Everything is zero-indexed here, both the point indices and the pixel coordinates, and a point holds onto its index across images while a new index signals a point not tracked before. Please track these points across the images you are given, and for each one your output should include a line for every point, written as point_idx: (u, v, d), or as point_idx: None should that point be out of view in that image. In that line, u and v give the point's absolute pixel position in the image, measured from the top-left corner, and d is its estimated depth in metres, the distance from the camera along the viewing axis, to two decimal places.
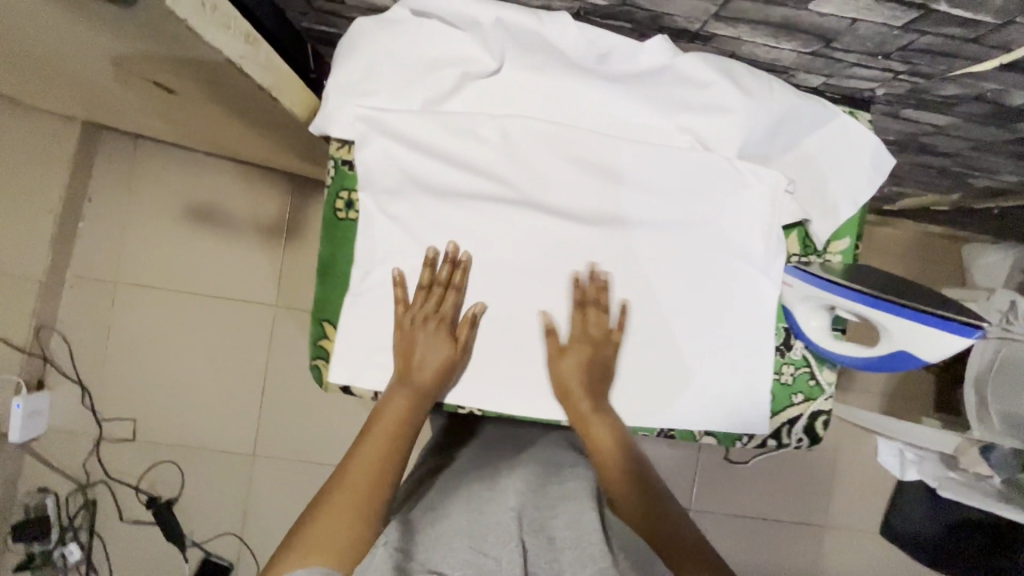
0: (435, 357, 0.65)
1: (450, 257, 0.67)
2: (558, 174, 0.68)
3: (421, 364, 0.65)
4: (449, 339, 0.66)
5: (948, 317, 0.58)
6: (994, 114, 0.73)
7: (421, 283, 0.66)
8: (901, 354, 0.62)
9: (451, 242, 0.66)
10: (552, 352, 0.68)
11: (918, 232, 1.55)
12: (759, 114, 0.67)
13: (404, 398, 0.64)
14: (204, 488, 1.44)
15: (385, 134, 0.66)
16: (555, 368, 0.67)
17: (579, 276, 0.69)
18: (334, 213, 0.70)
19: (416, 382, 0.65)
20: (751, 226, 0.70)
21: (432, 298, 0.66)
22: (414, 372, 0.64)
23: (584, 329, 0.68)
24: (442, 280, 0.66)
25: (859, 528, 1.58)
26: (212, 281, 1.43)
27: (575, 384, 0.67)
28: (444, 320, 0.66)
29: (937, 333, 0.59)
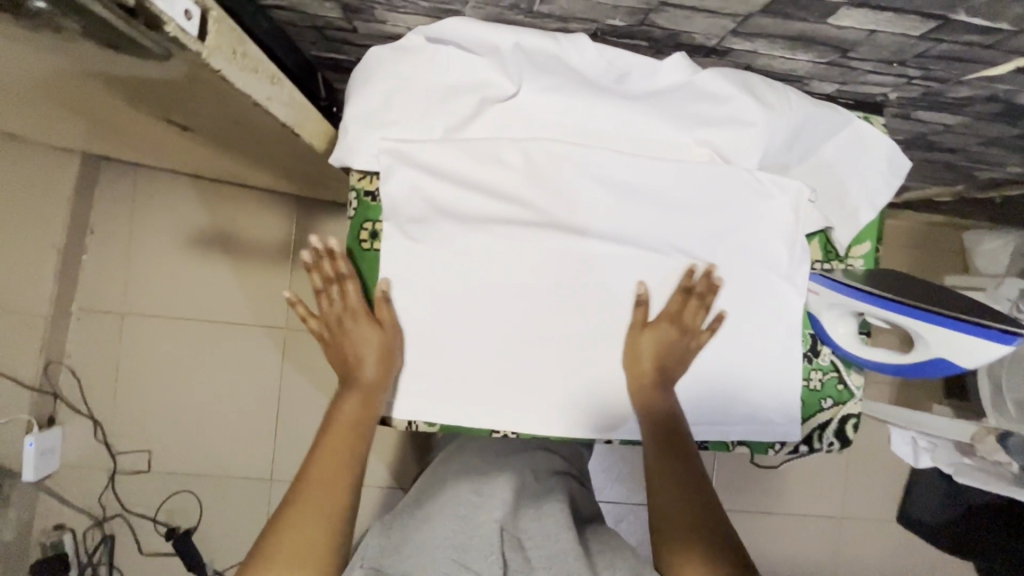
0: (368, 348, 0.66)
1: (328, 251, 0.67)
2: (581, 194, 0.68)
3: (354, 357, 0.66)
4: (368, 325, 0.66)
5: (987, 325, 0.59)
6: (1004, 113, 0.74)
7: (321, 284, 0.68)
8: (937, 361, 0.63)
9: (329, 240, 0.67)
10: (637, 323, 0.68)
11: (918, 222, 1.57)
12: (779, 125, 0.67)
13: (349, 396, 0.65)
14: (223, 516, 1.43)
15: (407, 163, 0.66)
16: (637, 339, 0.68)
17: (681, 269, 0.69)
18: (358, 244, 0.70)
19: (358, 377, 0.65)
20: (774, 236, 0.70)
21: (331, 294, 0.67)
22: (352, 367, 0.65)
23: (679, 312, 0.68)
24: (332, 276, 0.67)
25: (876, 517, 1.60)
26: (220, 308, 1.42)
27: (649, 360, 0.67)
28: (358, 311, 0.67)
29: (976, 341, 0.60)
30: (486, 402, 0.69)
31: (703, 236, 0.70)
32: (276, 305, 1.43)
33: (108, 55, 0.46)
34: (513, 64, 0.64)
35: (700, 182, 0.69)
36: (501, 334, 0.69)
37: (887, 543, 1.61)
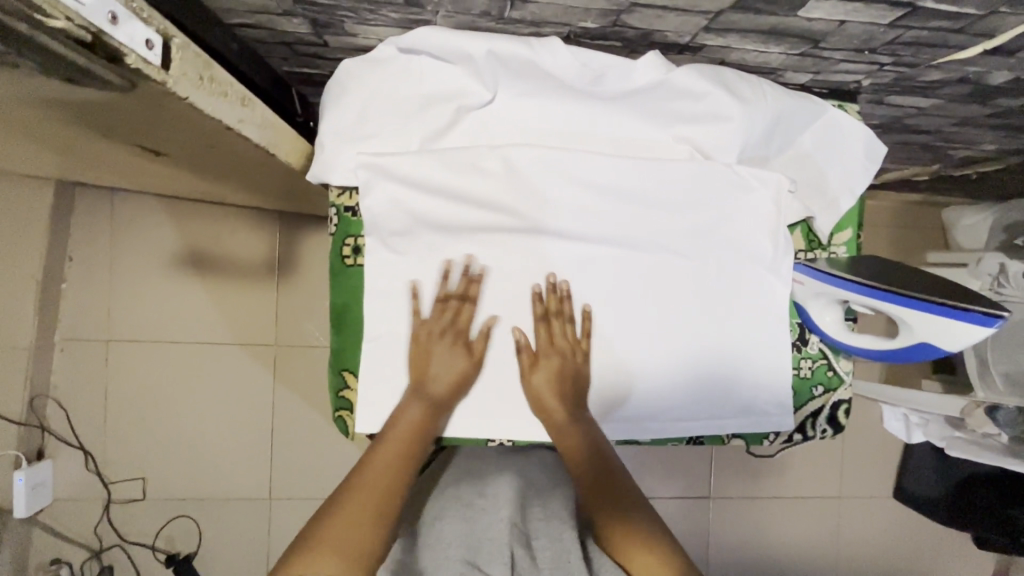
0: (456, 369, 0.66)
1: (551, 287, 0.68)
2: (564, 199, 0.67)
3: (435, 377, 0.65)
4: (464, 352, 0.67)
5: (967, 308, 0.60)
6: (976, 93, 0.75)
7: (438, 298, 0.67)
8: (922, 345, 0.64)
9: (467, 256, 0.67)
10: (524, 365, 0.68)
11: (898, 201, 1.59)
12: (756, 118, 0.67)
13: (419, 409, 0.64)
14: (223, 538, 1.41)
15: (386, 177, 0.65)
16: (531, 386, 0.67)
17: (541, 286, 0.68)
18: (341, 261, 0.69)
19: (433, 395, 0.65)
20: (757, 229, 0.71)
21: (449, 310, 0.66)
22: (429, 383, 0.65)
23: (550, 340, 0.68)
24: (546, 311, 0.68)
25: (873, 494, 1.63)
26: (208, 328, 1.40)
27: (547, 397, 0.67)
28: (462, 335, 0.67)
29: (958, 324, 0.60)
30: (480, 412, 0.69)
31: (688, 233, 0.70)
32: (265, 323, 1.41)
33: (71, 87, 0.45)
34: (488, 72, 0.64)
35: (682, 179, 0.69)
36: (492, 343, 0.68)
37: (885, 519, 1.63)
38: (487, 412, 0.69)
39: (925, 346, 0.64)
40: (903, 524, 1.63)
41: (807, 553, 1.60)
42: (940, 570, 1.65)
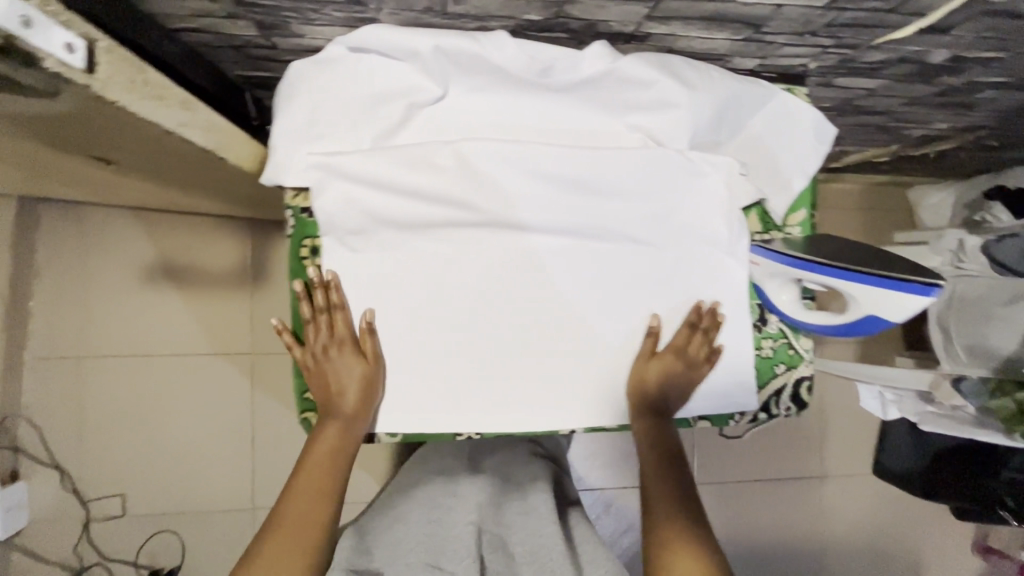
0: (350, 379, 0.66)
1: (321, 281, 0.67)
2: (519, 191, 0.68)
3: (339, 389, 0.67)
4: (357, 358, 0.67)
5: (905, 280, 0.62)
6: (919, 73, 0.77)
7: (312, 314, 0.68)
8: (867, 318, 0.66)
9: (329, 270, 0.67)
10: (646, 352, 0.70)
11: (865, 183, 1.62)
12: (704, 103, 0.68)
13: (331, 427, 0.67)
14: (207, 551, 1.40)
15: (339, 176, 0.65)
16: (644, 366, 0.70)
17: (688, 304, 0.72)
18: (300, 262, 0.68)
19: (341, 408, 0.67)
20: (712, 212, 0.72)
21: (325, 326, 0.67)
22: (336, 398, 0.67)
23: (684, 346, 0.71)
24: (323, 305, 0.67)
25: (853, 472, 1.66)
26: (182, 340, 1.38)
27: (655, 387, 0.70)
28: (344, 343, 0.67)
29: (898, 295, 0.62)
30: (446, 407, 0.69)
31: (645, 220, 0.71)
32: (240, 332, 1.40)
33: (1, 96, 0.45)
34: (437, 68, 0.64)
35: (636, 166, 0.69)
36: (455, 337, 0.69)
37: (866, 496, 1.66)
38: (454, 407, 0.69)
39: (870, 320, 0.66)
40: (883, 500, 1.66)
41: (792, 534, 1.62)
42: (922, 543, 1.69)
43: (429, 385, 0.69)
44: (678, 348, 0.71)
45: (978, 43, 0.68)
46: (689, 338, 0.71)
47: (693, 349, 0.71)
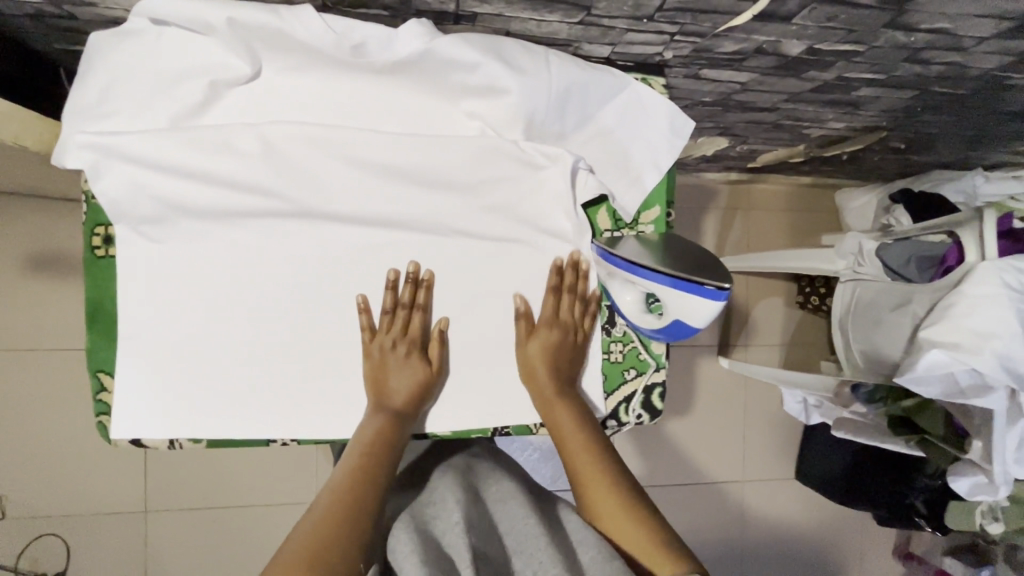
0: (408, 375, 0.64)
1: (413, 277, 0.65)
2: (336, 178, 0.64)
3: (394, 389, 0.63)
4: (421, 362, 0.65)
5: (702, 283, 0.60)
6: (783, 65, 0.74)
7: (388, 308, 0.65)
8: (680, 323, 0.65)
9: (411, 263, 0.66)
10: (522, 335, 0.67)
11: (793, 185, 1.59)
12: (538, 91, 0.62)
13: (381, 421, 0.61)
14: (95, 557, 1.31)
15: (126, 160, 0.59)
16: (525, 353, 0.67)
17: (562, 260, 0.69)
18: (92, 251, 0.63)
19: (394, 406, 0.63)
20: (552, 206, 0.69)
21: (397, 321, 0.65)
22: (387, 397, 0.63)
23: (554, 312, 0.68)
24: (405, 302, 0.65)
25: (776, 476, 1.64)
26: (60, 335, 1.26)
27: (540, 367, 0.66)
28: (415, 344, 0.65)
29: (696, 300, 0.61)
30: (256, 410, 0.64)
31: (479, 216, 0.68)
32: None
33: None
34: (238, 42, 0.57)
35: (466, 158, 0.65)
36: (267, 336, 0.64)
37: (790, 500, 1.64)
38: (264, 409, 0.64)
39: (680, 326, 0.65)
40: (805, 504, 1.65)
41: (713, 540, 1.59)
42: (844, 549, 1.67)
43: (234, 387, 0.64)
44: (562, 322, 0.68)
45: (827, 34, 0.64)
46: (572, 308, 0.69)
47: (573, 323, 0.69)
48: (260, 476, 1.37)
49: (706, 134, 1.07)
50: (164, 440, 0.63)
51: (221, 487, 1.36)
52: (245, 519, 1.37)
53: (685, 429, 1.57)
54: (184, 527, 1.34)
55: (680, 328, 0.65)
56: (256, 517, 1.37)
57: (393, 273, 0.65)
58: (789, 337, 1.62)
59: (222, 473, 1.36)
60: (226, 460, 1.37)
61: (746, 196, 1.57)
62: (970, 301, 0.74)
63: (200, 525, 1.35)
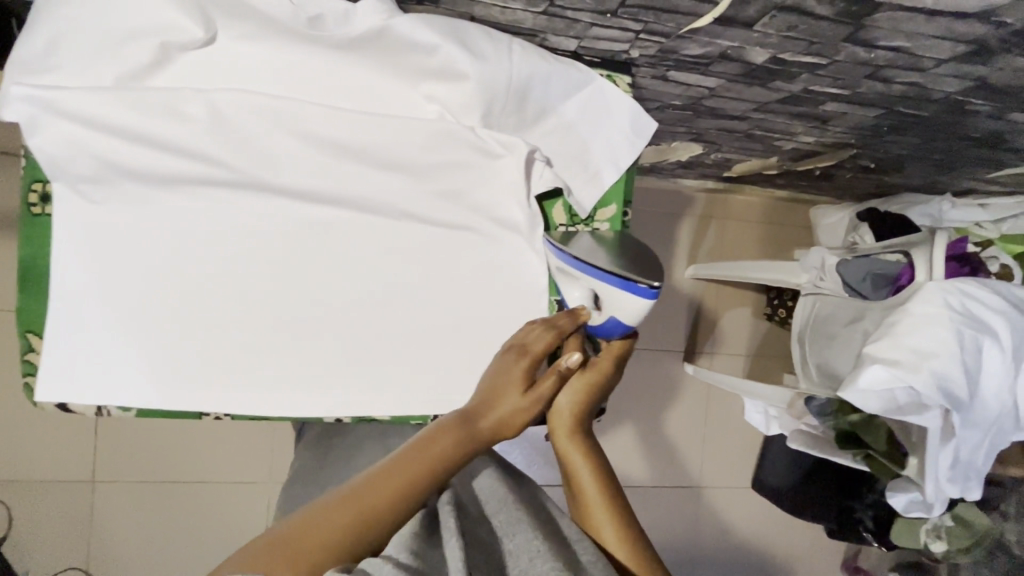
0: (510, 406, 0.55)
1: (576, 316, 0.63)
2: (287, 152, 0.63)
3: (489, 407, 0.55)
4: (526, 383, 0.57)
5: (632, 278, 0.62)
6: (748, 73, 0.74)
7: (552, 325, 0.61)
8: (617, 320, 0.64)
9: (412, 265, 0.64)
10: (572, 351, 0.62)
11: (768, 197, 1.61)
12: (497, 78, 0.61)
13: (456, 440, 0.52)
14: (39, 525, 1.28)
15: (65, 117, 0.57)
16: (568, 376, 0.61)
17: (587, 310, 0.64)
18: (28, 208, 0.61)
19: (478, 429, 0.53)
20: (508, 197, 0.69)
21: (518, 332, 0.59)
22: (480, 413, 0.54)
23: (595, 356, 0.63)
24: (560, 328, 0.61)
25: (733, 484, 1.66)
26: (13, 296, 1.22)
27: (569, 409, 0.60)
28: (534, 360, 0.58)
29: (625, 297, 0.62)
30: (190, 382, 0.63)
31: (433, 203, 0.67)
32: None
33: None
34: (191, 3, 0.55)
35: (422, 142, 0.65)
36: (206, 307, 0.63)
37: (745, 509, 1.66)
38: (198, 380, 0.63)
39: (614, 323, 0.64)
40: (759, 513, 1.67)
41: (667, 544, 1.60)
42: (794, 560, 1.70)
43: (170, 356, 0.63)
44: (598, 364, 0.63)
45: (789, 44, 0.65)
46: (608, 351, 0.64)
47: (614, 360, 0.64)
48: (215, 453, 1.36)
49: (679, 138, 1.07)
50: (91, 405, 0.61)
51: (173, 461, 1.34)
52: (197, 495, 1.35)
53: (646, 433, 1.58)
54: (132, 500, 1.32)
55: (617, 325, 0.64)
56: (208, 494, 1.35)
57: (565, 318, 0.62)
58: (755, 347, 1.64)
59: (177, 446, 1.34)
60: (180, 435, 1.34)
61: (723, 205, 1.59)
62: (913, 319, 0.75)
63: (149, 498, 1.33)
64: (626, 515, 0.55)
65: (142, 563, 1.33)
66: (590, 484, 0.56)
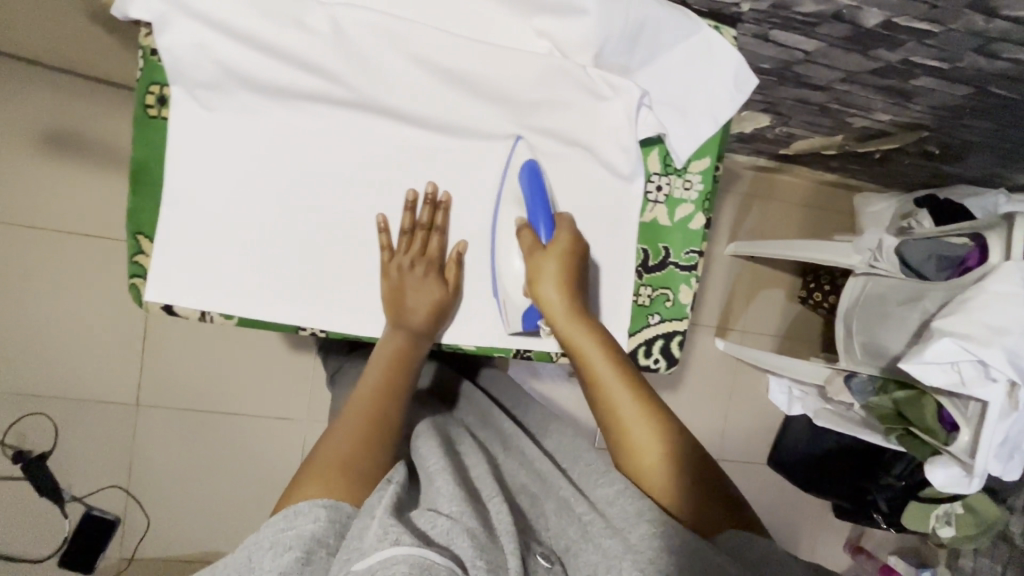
0: (430, 294, 0.65)
1: (431, 198, 0.66)
2: (402, 77, 0.62)
3: (414, 306, 0.64)
4: (438, 280, 0.66)
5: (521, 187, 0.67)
6: (854, 37, 0.73)
7: (406, 228, 0.65)
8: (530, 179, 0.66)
9: (429, 182, 0.66)
10: (528, 248, 0.65)
11: (814, 180, 1.60)
12: (617, 18, 0.60)
13: (400, 340, 0.62)
14: (86, 442, 1.32)
15: (189, 15, 0.56)
16: (533, 263, 0.64)
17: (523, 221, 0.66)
18: (145, 110, 0.61)
19: (414, 324, 0.64)
20: (612, 142, 0.68)
21: (416, 240, 0.65)
22: (408, 315, 0.64)
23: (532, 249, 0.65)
24: (424, 223, 0.66)
25: (750, 460, 1.70)
26: (77, 218, 1.26)
27: (554, 301, 0.63)
28: (432, 263, 0.66)
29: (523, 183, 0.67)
30: (292, 299, 0.65)
31: (535, 140, 0.68)
32: None
33: None
34: None
35: (534, 78, 0.64)
36: (309, 226, 0.64)
37: (759, 484, 1.71)
38: (296, 298, 0.65)
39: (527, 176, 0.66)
40: (771, 490, 1.72)
41: None
42: (801, 537, 1.74)
43: (273, 268, 0.64)
44: (556, 245, 0.64)
45: (910, 6, 0.65)
46: (562, 229, 0.65)
47: (582, 248, 0.66)
48: (256, 386, 1.38)
49: (751, 108, 1.06)
50: (197, 310, 0.63)
51: (213, 392, 1.37)
52: (238, 428, 1.38)
53: (673, 402, 1.62)
54: (174, 425, 1.35)
55: (531, 169, 0.66)
56: (246, 428, 1.38)
57: (411, 192, 0.65)
58: (785, 329, 1.66)
59: (222, 377, 1.37)
60: (220, 369, 1.37)
61: (769, 183, 1.59)
62: (988, 297, 0.77)
63: (190, 425, 1.36)
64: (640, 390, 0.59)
65: (181, 487, 1.37)
66: (604, 370, 0.59)
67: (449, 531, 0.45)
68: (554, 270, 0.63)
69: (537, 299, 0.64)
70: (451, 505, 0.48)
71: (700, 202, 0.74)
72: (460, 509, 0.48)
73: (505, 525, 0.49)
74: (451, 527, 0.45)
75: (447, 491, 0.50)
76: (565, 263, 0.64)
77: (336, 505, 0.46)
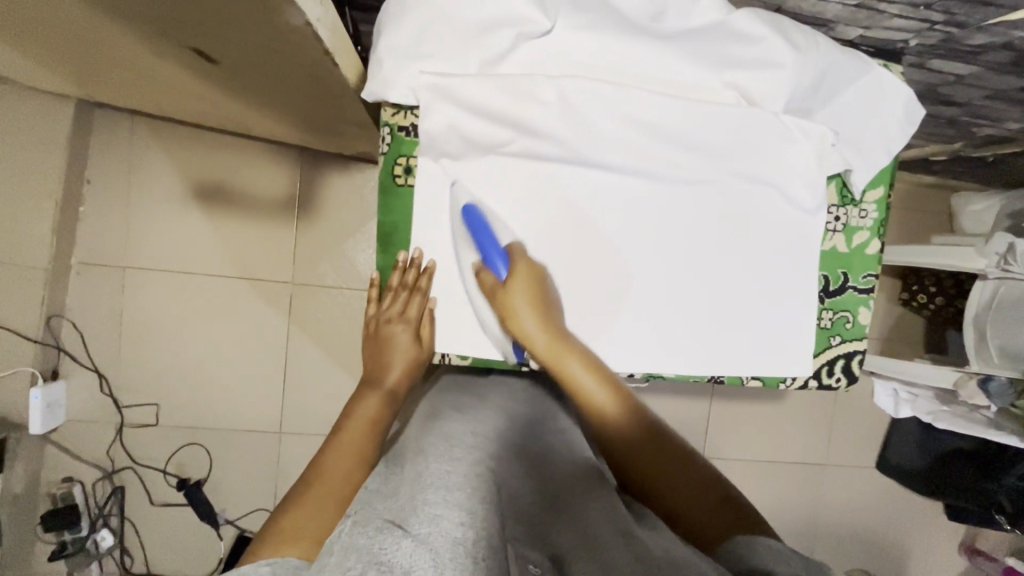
0: (405, 356, 0.72)
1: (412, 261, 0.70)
2: (611, 133, 0.69)
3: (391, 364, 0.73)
4: (416, 339, 0.72)
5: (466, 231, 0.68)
6: (1015, 62, 0.77)
7: (393, 286, 0.73)
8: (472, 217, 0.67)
9: (417, 248, 0.70)
10: (492, 287, 0.66)
11: (910, 182, 1.61)
12: (808, 69, 0.67)
13: (376, 398, 0.71)
14: (235, 470, 1.42)
15: (446, 97, 0.66)
16: (500, 301, 0.66)
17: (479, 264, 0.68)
18: (392, 179, 0.72)
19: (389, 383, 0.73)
20: (797, 177, 0.73)
21: (399, 301, 0.72)
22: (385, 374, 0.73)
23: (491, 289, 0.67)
24: (408, 284, 0.71)
25: (858, 463, 1.70)
26: (225, 261, 1.37)
27: (534, 340, 0.65)
28: (411, 323, 0.72)
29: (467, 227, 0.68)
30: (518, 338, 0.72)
31: (720, 180, 0.73)
32: (283, 260, 1.38)
33: None
34: None
35: (729, 127, 0.70)
36: None
37: (869, 486, 1.70)
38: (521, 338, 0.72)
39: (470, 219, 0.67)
40: (881, 492, 1.71)
41: (791, 515, 1.66)
42: (915, 539, 1.73)
43: None
44: (512, 284, 0.65)
45: None
46: (518, 259, 0.67)
47: (541, 272, 0.68)
48: None
49: None
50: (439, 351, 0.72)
51: None
52: None
53: (778, 407, 1.63)
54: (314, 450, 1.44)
55: (471, 212, 0.67)
56: None
57: (400, 256, 0.71)
58: (888, 331, 1.67)
59: None
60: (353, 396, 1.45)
61: None
62: None
63: None
64: (612, 380, 0.65)
65: None
66: (593, 386, 0.63)
67: (411, 553, 0.42)
68: (522, 307, 0.65)
69: (514, 336, 0.66)
70: (418, 526, 0.46)
71: (875, 228, 0.79)
72: (426, 529, 0.45)
73: (483, 533, 0.47)
74: (414, 550, 0.43)
75: (422, 509, 0.48)
76: (531, 293, 0.66)
77: (282, 560, 0.48)
